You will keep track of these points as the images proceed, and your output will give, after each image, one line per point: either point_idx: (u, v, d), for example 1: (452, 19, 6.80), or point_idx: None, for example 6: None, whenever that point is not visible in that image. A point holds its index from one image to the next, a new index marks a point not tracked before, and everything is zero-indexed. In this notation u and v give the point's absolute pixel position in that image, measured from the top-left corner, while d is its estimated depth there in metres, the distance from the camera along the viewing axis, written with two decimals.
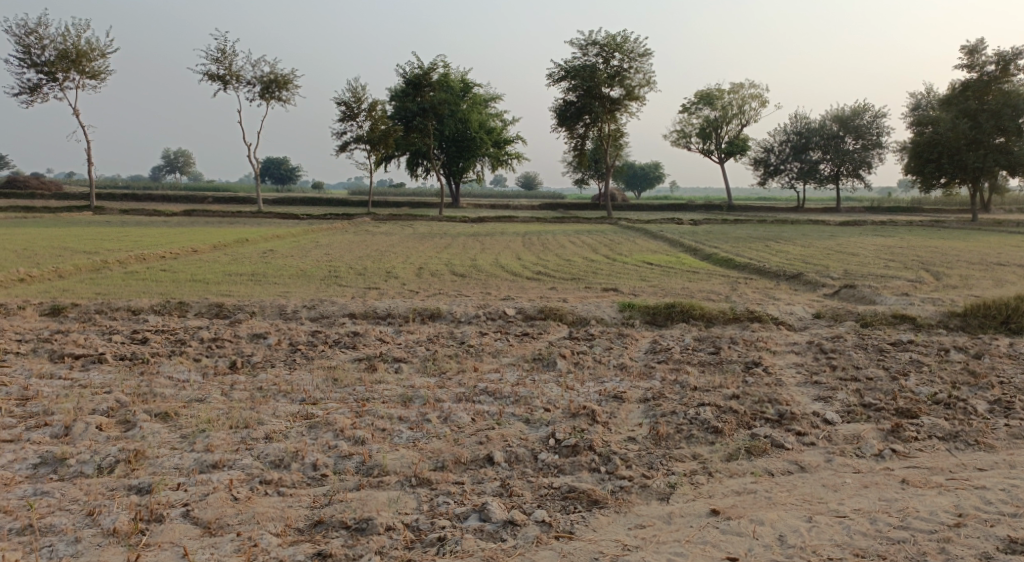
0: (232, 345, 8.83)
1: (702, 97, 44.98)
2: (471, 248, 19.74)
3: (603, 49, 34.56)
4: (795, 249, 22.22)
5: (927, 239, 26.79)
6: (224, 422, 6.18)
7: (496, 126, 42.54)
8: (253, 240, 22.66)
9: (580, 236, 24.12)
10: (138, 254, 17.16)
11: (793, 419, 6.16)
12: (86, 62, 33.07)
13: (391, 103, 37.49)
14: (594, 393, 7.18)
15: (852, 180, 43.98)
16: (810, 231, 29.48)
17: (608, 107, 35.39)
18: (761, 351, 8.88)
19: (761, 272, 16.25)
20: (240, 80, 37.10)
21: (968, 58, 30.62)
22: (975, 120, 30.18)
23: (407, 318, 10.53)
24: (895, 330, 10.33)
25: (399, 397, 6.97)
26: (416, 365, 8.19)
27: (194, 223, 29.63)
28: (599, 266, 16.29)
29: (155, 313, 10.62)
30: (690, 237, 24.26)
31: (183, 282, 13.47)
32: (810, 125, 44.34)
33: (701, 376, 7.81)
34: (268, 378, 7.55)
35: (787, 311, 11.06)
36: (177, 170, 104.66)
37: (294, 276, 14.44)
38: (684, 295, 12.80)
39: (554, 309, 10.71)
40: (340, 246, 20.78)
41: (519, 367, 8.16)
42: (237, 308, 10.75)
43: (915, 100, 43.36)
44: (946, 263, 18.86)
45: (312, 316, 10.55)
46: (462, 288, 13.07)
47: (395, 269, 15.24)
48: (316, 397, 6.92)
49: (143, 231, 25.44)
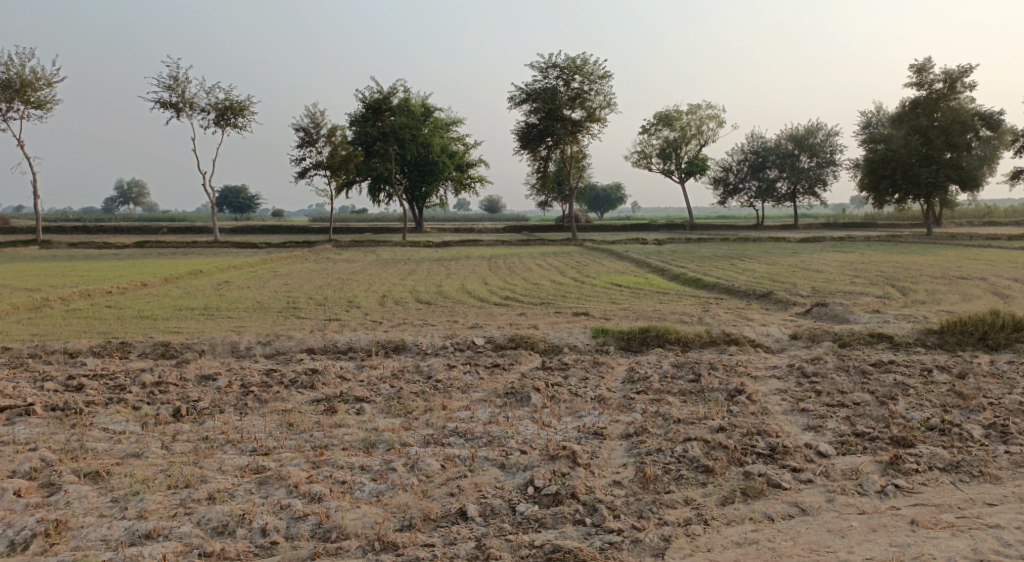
0: (178, 389, 8.19)
1: (661, 118, 45.20)
2: (436, 274, 19.24)
3: (563, 71, 34.49)
4: (761, 266, 22.13)
5: (888, 254, 26.94)
6: (161, 481, 5.59)
7: (458, 150, 42.20)
8: (208, 271, 21.90)
9: (546, 259, 23.80)
10: (84, 290, 16.35)
11: (786, 453, 5.76)
12: (31, 92, 32.03)
13: (351, 129, 36.89)
14: (572, 429, 6.70)
15: (808, 198, 44.51)
16: (773, 249, 29.52)
17: (570, 129, 35.24)
18: (743, 377, 8.49)
19: (731, 291, 16.00)
20: (193, 108, 36.28)
21: (917, 76, 31.00)
22: (926, 137, 30.58)
23: (370, 351, 9.97)
24: (875, 350, 10.04)
25: (361, 442, 6.41)
26: (379, 404, 7.63)
27: (147, 255, 28.70)
28: (567, 289, 15.90)
29: (95, 355, 9.92)
30: (655, 257, 24.05)
31: (130, 319, 12.76)
32: (766, 144, 44.73)
33: (683, 407, 7.39)
34: (216, 426, 6.95)
35: (763, 333, 10.73)
36: (132, 201, 102.46)
37: (250, 309, 13.82)
38: (656, 317, 12.44)
39: (526, 338, 10.23)
40: (300, 275, 20.14)
41: (490, 403, 7.66)
42: (185, 347, 10.10)
43: (866, 118, 44.14)
44: (911, 278, 18.87)
45: (267, 353, 9.95)
46: (427, 316, 12.56)
47: (356, 297, 14.67)
48: (268, 445, 6.35)
49: (93, 264, 24.52)
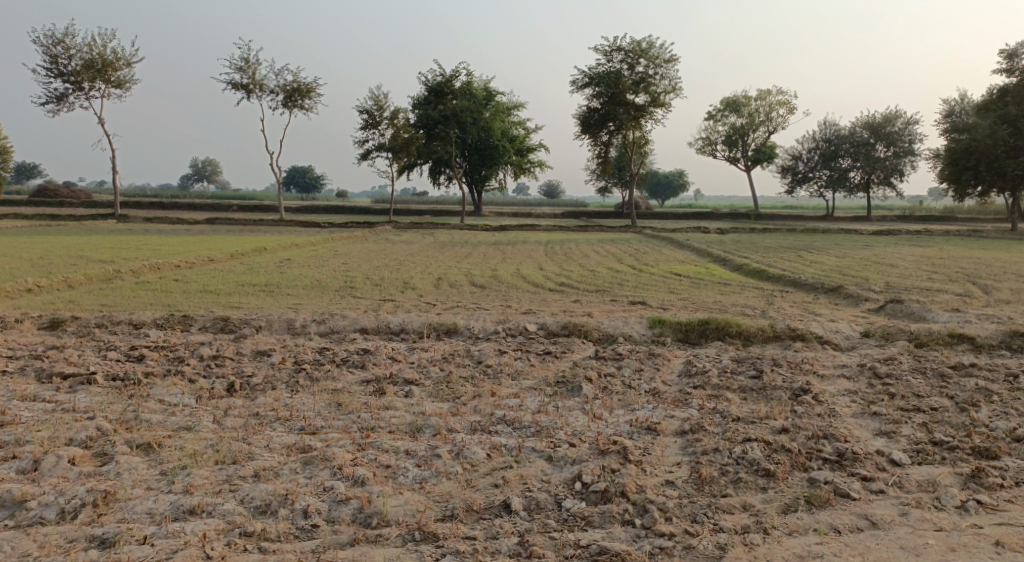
0: (233, 364, 8.19)
1: (729, 104, 44.07)
2: (493, 257, 19.08)
3: (628, 55, 33.83)
4: (830, 259, 21.36)
5: (967, 250, 25.71)
6: (209, 457, 5.53)
7: (519, 134, 41.94)
8: (272, 248, 22.20)
9: (604, 245, 23.44)
10: (153, 263, 16.71)
11: (856, 460, 5.53)
12: (112, 72, 32.97)
13: (414, 111, 36.95)
14: (625, 423, 6.44)
15: (883, 189, 42.88)
16: (844, 241, 28.52)
17: (633, 114, 34.56)
18: (808, 376, 8.12)
19: (796, 284, 15.43)
20: (263, 89, 36.86)
21: (1006, 62, 29.41)
22: (1014, 126, 28.94)
23: (421, 334, 9.86)
24: (953, 353, 9.53)
25: (408, 426, 6.28)
26: (428, 388, 7.50)
27: (215, 231, 29.36)
28: (625, 277, 15.55)
29: (157, 327, 10.02)
30: (718, 246, 23.46)
31: (193, 294, 12.94)
32: (839, 133, 43.23)
33: (742, 405, 7.07)
34: (266, 403, 6.88)
35: (832, 329, 10.26)
36: (205, 179, 105.24)
37: (309, 287, 13.89)
38: (717, 309, 12.02)
39: (579, 326, 9.98)
40: (359, 255, 20.25)
41: (541, 391, 7.45)
42: (243, 322, 10.14)
43: (948, 106, 42.18)
44: (993, 275, 17.94)
45: (321, 331, 9.91)
46: (481, 300, 12.40)
47: (412, 279, 14.62)
48: (315, 424, 6.23)
49: (163, 239, 25.14)
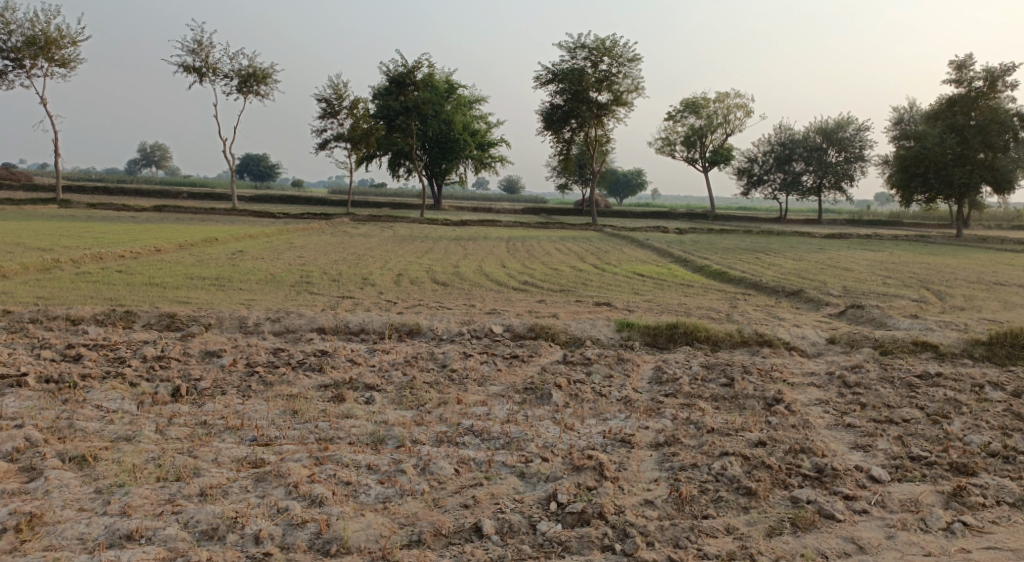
0: (179, 366, 7.71)
1: (688, 105, 44.28)
2: (453, 253, 18.73)
3: (591, 52, 33.69)
4: (788, 262, 21.48)
5: (918, 255, 26.14)
6: (150, 472, 5.10)
7: (480, 128, 41.55)
8: (224, 239, 21.50)
9: (566, 242, 23.26)
10: (96, 252, 15.97)
11: (837, 476, 5.38)
12: (55, 50, 31.67)
13: (374, 102, 36.29)
14: (597, 435, 6.18)
15: (834, 193, 43.56)
16: (800, 243, 28.80)
17: (595, 112, 34.47)
18: (779, 384, 7.99)
19: (758, 287, 15.38)
20: (217, 74, 35.83)
21: (956, 74, 30.01)
22: (961, 136, 29.49)
23: (382, 334, 9.49)
24: (918, 361, 9.51)
25: (369, 437, 5.92)
26: (390, 394, 7.14)
27: (164, 219, 28.45)
28: (588, 276, 15.34)
29: (98, 323, 9.47)
30: (678, 247, 23.46)
31: (139, 286, 12.34)
32: (794, 137, 43.76)
33: (716, 415, 6.86)
34: (216, 410, 6.44)
35: (799, 335, 10.17)
36: (154, 164, 102.64)
37: (262, 281, 13.38)
38: (682, 312, 11.86)
39: (546, 328, 9.71)
40: (315, 248, 19.70)
41: (508, 399, 7.15)
42: (191, 320, 9.63)
43: (898, 114, 43.01)
44: (946, 281, 18.20)
45: (275, 331, 9.48)
46: (443, 299, 12.06)
47: (371, 274, 14.20)
48: (269, 434, 5.82)
49: (110, 227, 24.23)
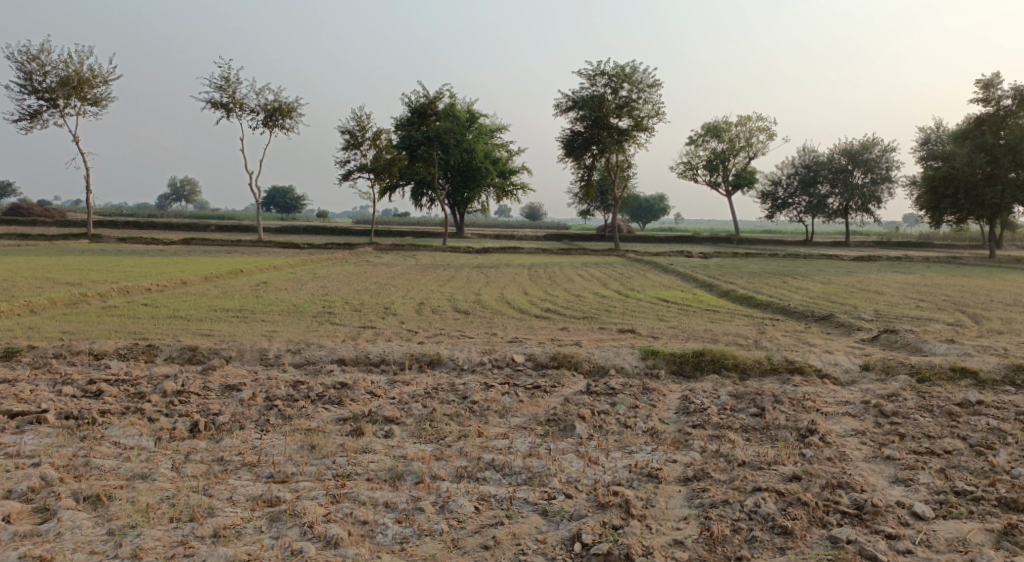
0: (198, 400, 7.60)
1: (709, 129, 44.10)
2: (475, 281, 18.62)
3: (611, 79, 33.71)
4: (816, 285, 21.10)
5: (951, 277, 25.58)
6: (163, 512, 4.97)
7: (502, 156, 41.65)
8: (248, 271, 21.58)
9: (589, 269, 23.06)
10: (122, 286, 16.05)
11: (877, 514, 5.14)
12: (88, 89, 32.30)
13: (396, 132, 36.53)
14: (623, 469, 5.96)
15: (861, 215, 42.99)
16: (827, 266, 28.33)
17: (616, 137, 34.41)
18: (812, 414, 7.71)
19: (786, 312, 15.07)
20: (243, 108, 36.32)
21: (983, 93, 29.53)
22: (991, 155, 28.92)
23: (403, 365, 9.34)
24: (957, 388, 9.17)
25: (387, 473, 5.74)
26: (409, 427, 6.97)
27: (191, 252, 28.70)
28: (612, 303, 15.13)
29: (120, 358, 9.43)
30: (703, 271, 23.16)
31: (163, 319, 12.34)
32: (818, 159, 43.34)
33: (747, 447, 6.61)
34: (233, 445, 6.31)
35: (830, 362, 9.86)
36: (183, 198, 104.23)
37: (285, 312, 13.33)
38: (709, 338, 11.60)
39: (569, 356, 9.51)
40: (339, 278, 19.68)
41: (530, 431, 6.95)
42: (213, 352, 9.55)
43: (924, 134, 42.45)
44: (981, 304, 17.72)
45: (296, 363, 9.36)
46: (465, 327, 11.91)
47: (393, 304, 14.10)
48: (285, 470, 5.67)
49: (138, 260, 24.46)
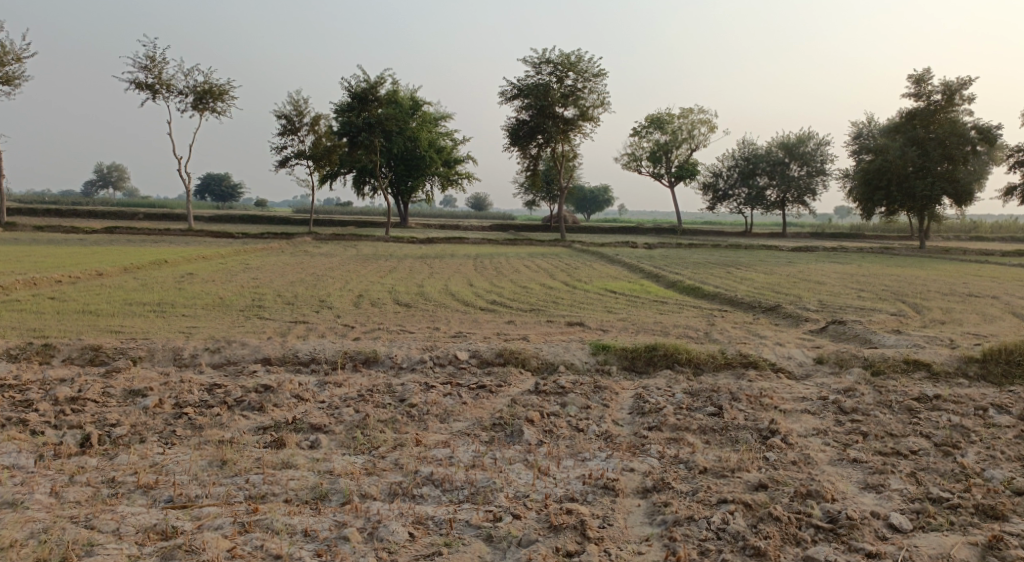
0: (96, 409, 6.86)
1: (653, 121, 44.04)
2: (417, 272, 17.90)
3: (556, 68, 33.19)
4: (759, 276, 21.01)
5: (886, 267, 25.89)
6: (30, 552, 4.59)
7: (445, 145, 40.82)
8: (174, 261, 20.39)
9: (533, 259, 22.56)
10: (30, 278, 14.85)
11: (854, 528, 4.81)
12: (0, 67, 30.27)
13: (336, 119, 35.32)
14: (575, 481, 5.46)
15: (797, 207, 43.52)
16: (768, 257, 28.44)
17: (561, 127, 33.95)
18: (771, 412, 7.30)
19: (733, 303, 14.78)
20: (171, 91, 34.66)
21: (915, 87, 29.94)
22: (923, 148, 29.37)
23: (335, 364, 8.62)
24: (912, 381, 8.89)
25: (310, 493, 5.23)
26: (339, 436, 6.32)
27: (115, 241, 27.18)
28: (559, 294, 14.62)
29: (11, 359, 8.52)
30: (647, 261, 22.88)
31: (70, 315, 11.34)
32: (757, 152, 43.67)
33: (707, 451, 6.13)
34: (129, 463, 5.72)
35: (785, 355, 9.50)
36: (111, 185, 100.10)
37: (209, 306, 12.46)
38: (659, 331, 11.16)
39: (515, 353, 8.93)
40: (272, 269, 18.72)
41: (473, 438, 6.34)
42: (119, 352, 8.68)
43: (857, 129, 43.25)
44: (920, 294, 17.82)
45: (215, 363, 8.58)
46: (406, 322, 11.22)
47: (329, 297, 13.34)
48: (188, 492, 5.24)
49: (55, 249, 23.00)
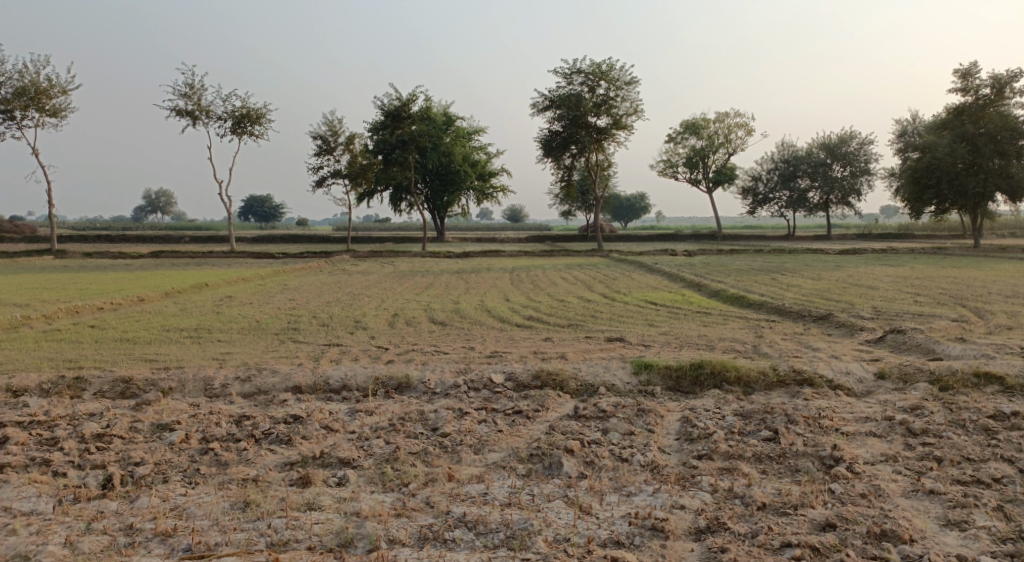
0: (120, 446, 6.57)
1: (689, 127, 43.32)
2: (454, 288, 17.56)
3: (589, 77, 32.77)
4: (806, 282, 20.24)
5: (940, 268, 24.85)
6: None
7: (480, 158, 40.61)
8: (213, 284, 20.34)
9: (571, 271, 22.08)
10: (71, 306, 14.83)
11: None
12: (46, 99, 30.85)
13: (370, 136, 35.29)
14: (621, 520, 5.01)
15: (842, 208, 42.34)
16: (814, 261, 27.53)
17: (595, 136, 33.47)
18: (832, 436, 6.73)
19: (781, 312, 14.13)
20: (209, 115, 35.02)
21: (962, 82, 28.83)
22: (973, 144, 28.22)
23: (366, 391, 8.26)
24: (984, 396, 8.22)
25: (336, 539, 4.91)
26: (367, 471, 5.94)
27: (158, 265, 27.36)
28: (598, 308, 14.15)
29: (42, 394, 8.32)
30: (689, 270, 22.25)
31: (105, 344, 11.19)
32: (797, 153, 42.68)
33: (765, 483, 5.62)
34: (149, 507, 5.41)
35: (843, 370, 8.88)
36: (158, 209, 102.05)
37: (244, 330, 12.23)
38: (705, 346, 10.62)
39: (554, 374, 8.48)
40: (309, 289, 18.54)
41: (510, 471, 5.91)
42: (149, 384, 8.44)
43: (902, 126, 42.00)
44: (979, 296, 16.92)
45: (244, 393, 8.28)
46: (440, 343, 10.84)
47: (363, 318, 13.04)
48: (207, 540, 4.94)
49: (99, 275, 23.19)
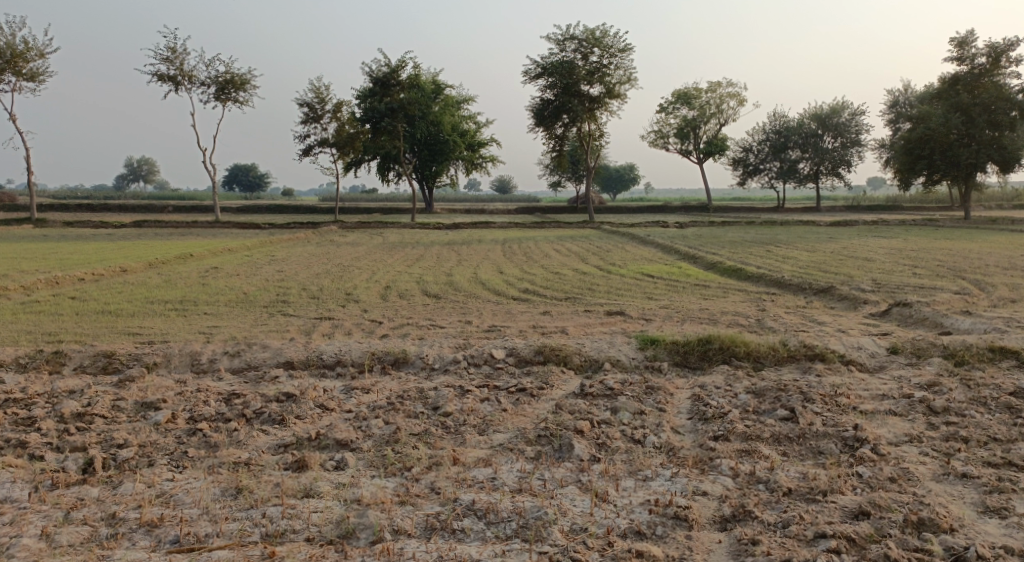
0: (102, 426, 6.20)
1: (680, 96, 42.77)
2: (446, 260, 17.16)
3: (581, 44, 32.12)
4: (802, 254, 19.99)
5: (933, 240, 24.65)
6: None
7: (469, 128, 40.01)
8: (199, 255, 19.80)
9: (564, 243, 21.71)
10: (51, 276, 14.33)
11: None
12: (23, 63, 29.92)
13: (358, 104, 34.52)
14: (640, 509, 4.73)
15: (831, 180, 42.09)
16: (807, 233, 27.29)
17: (588, 105, 32.94)
18: (852, 415, 6.44)
19: (780, 285, 13.82)
20: (193, 81, 34.16)
21: (958, 51, 28.45)
22: (967, 115, 27.82)
23: (361, 367, 7.90)
24: (1001, 372, 7.96)
25: (336, 530, 4.58)
26: (367, 454, 5.60)
27: (141, 235, 26.72)
28: (594, 280, 13.81)
29: (20, 369, 7.91)
30: (682, 242, 21.92)
31: (87, 316, 10.75)
32: (789, 124, 42.24)
33: (788, 467, 5.33)
34: (134, 494, 5.06)
35: (854, 345, 8.59)
36: (141, 178, 100.50)
37: (232, 302, 11.80)
38: (708, 319, 10.33)
39: (556, 350, 8.15)
40: (297, 260, 18.05)
41: (518, 454, 5.58)
42: (133, 359, 8.05)
43: (893, 96, 41.68)
44: (977, 268, 16.71)
45: (234, 368, 7.91)
46: (435, 316, 10.47)
47: (355, 290, 12.65)
48: (196, 531, 4.60)
49: (80, 245, 22.60)
